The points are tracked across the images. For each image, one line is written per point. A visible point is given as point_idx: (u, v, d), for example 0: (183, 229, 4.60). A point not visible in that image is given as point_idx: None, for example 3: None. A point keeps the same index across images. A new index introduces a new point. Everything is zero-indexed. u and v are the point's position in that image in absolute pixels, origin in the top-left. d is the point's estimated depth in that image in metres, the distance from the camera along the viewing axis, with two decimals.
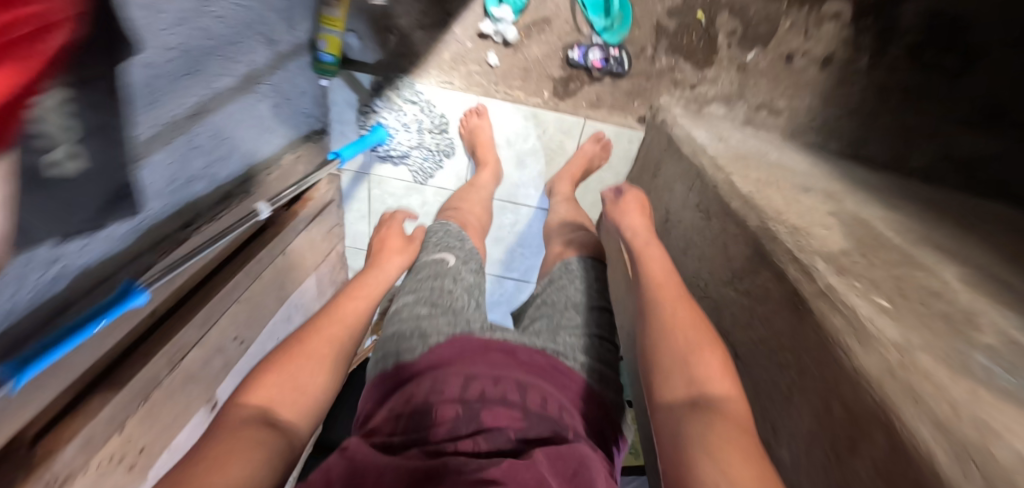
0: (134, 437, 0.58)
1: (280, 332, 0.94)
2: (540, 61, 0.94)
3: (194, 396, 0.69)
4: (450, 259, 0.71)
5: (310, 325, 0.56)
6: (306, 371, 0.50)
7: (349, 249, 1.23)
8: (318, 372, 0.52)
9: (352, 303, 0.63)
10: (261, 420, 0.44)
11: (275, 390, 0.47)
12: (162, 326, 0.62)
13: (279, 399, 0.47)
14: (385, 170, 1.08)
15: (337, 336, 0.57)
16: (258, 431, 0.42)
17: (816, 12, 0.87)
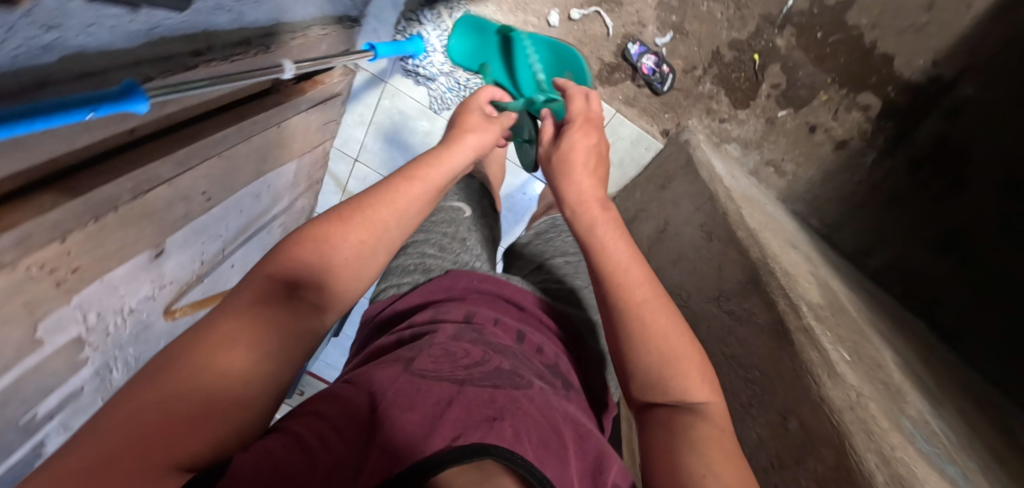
0: (70, 253, 0.52)
1: (248, 209, 0.89)
2: (597, 40, 0.94)
3: (143, 235, 0.63)
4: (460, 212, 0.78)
5: (376, 197, 0.49)
6: (271, 313, 0.39)
7: (335, 150, 1.17)
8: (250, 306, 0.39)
9: (413, 185, 0.53)
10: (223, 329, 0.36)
11: (249, 323, 0.38)
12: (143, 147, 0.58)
13: (203, 346, 0.35)
14: (404, 84, 1.06)
15: (294, 259, 0.43)
16: (227, 328, 0.36)
17: (849, 99, 0.93)
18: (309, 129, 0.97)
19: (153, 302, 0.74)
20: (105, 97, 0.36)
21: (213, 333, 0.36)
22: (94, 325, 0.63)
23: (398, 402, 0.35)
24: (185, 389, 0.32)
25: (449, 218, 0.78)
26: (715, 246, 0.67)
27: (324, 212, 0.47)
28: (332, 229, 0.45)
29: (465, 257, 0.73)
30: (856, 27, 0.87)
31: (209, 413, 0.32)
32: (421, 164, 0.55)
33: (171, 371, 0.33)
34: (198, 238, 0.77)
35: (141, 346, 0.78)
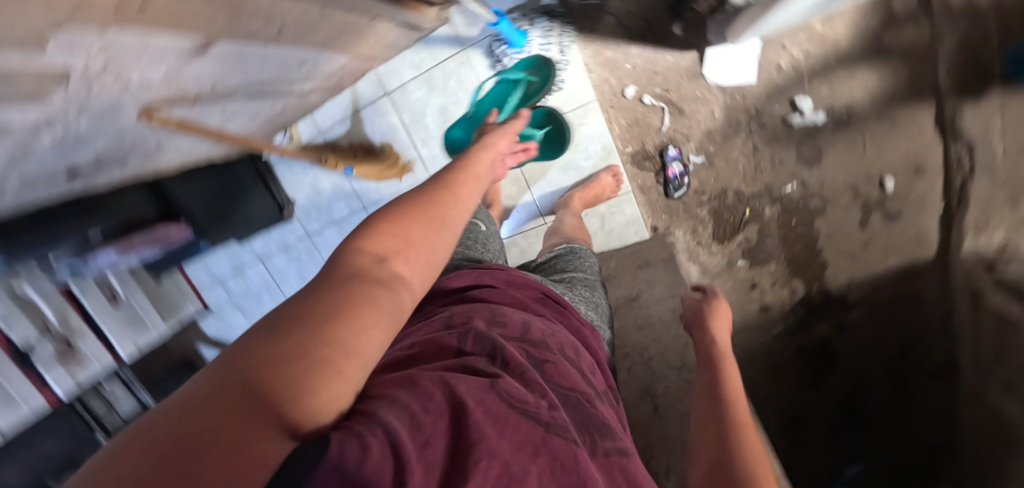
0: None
1: (283, 70, 0.82)
2: (649, 128, 1.08)
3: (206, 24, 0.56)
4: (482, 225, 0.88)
5: (438, 190, 0.51)
6: (332, 292, 0.35)
7: (374, 73, 1.16)
8: (340, 279, 0.36)
9: (469, 186, 0.56)
10: (319, 302, 0.33)
11: (311, 304, 0.33)
12: None
13: (259, 333, 0.31)
14: (479, 61, 1.07)
15: (373, 235, 0.41)
16: (321, 299, 0.34)
17: (787, 279, 1.14)
18: (377, 41, 0.94)
19: (145, 92, 0.64)
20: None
21: (304, 315, 0.32)
22: (93, 74, 0.53)
23: (486, 418, 0.33)
24: (244, 372, 0.27)
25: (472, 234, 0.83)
26: None
27: (370, 215, 0.45)
28: (406, 211, 0.45)
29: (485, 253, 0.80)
30: (817, 231, 1.09)
31: (274, 396, 0.27)
32: (458, 174, 0.58)
33: (262, 348, 0.29)
34: (235, 63, 0.70)
35: (94, 124, 0.65)
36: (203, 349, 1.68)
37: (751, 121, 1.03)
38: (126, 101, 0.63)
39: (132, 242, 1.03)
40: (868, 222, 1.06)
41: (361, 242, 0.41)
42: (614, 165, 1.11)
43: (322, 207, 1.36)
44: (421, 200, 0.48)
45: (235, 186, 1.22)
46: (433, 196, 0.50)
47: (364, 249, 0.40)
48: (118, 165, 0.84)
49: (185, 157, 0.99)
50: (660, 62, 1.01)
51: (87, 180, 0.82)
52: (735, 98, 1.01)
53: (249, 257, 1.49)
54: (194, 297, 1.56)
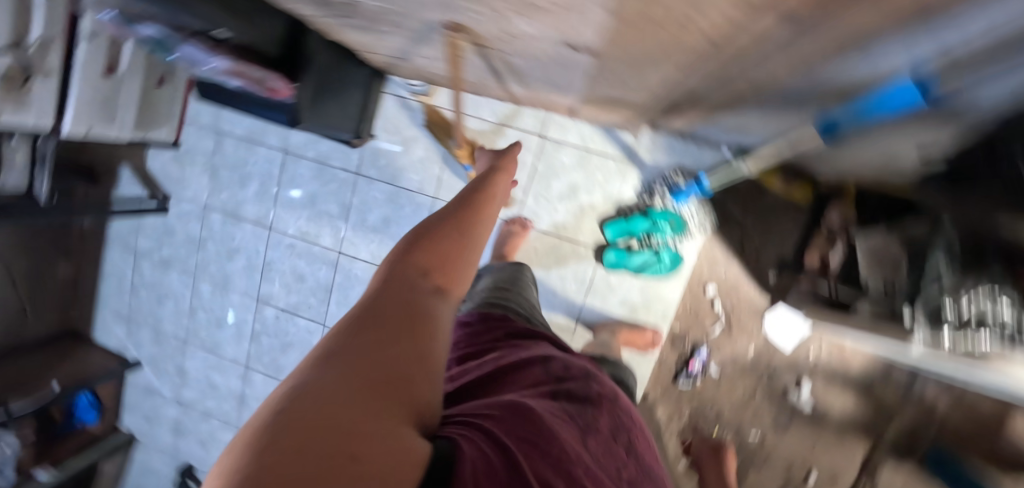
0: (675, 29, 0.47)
1: (544, 80, 0.82)
2: (701, 324, 1.23)
3: (617, 48, 0.57)
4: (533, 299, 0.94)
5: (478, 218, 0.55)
6: (396, 307, 0.36)
7: (545, 114, 1.17)
8: (396, 286, 0.39)
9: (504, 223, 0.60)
10: (389, 306, 0.36)
11: (386, 316, 0.35)
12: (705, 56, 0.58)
13: (336, 345, 0.31)
14: (633, 180, 1.16)
15: (425, 252, 0.44)
16: (393, 304, 0.37)
17: None
18: (597, 112, 0.99)
19: (489, 25, 0.60)
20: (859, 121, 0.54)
21: (384, 318, 0.35)
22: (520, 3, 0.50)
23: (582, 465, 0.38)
24: (337, 375, 0.28)
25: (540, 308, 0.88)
26: None
27: (409, 236, 0.46)
28: (449, 234, 0.48)
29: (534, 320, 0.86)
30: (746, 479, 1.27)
31: (390, 395, 0.29)
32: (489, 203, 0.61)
33: (350, 344, 0.32)
34: (549, 62, 0.70)
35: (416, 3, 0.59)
36: (123, 175, 1.33)
37: (764, 371, 1.23)
38: (468, 20, 0.59)
39: (243, 67, 0.84)
40: None
41: (413, 255, 0.43)
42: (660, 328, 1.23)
43: (395, 165, 1.25)
44: (465, 226, 0.51)
45: (348, 86, 1.09)
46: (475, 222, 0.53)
47: (416, 261, 0.43)
48: (342, 17, 0.73)
49: (372, 47, 0.89)
50: (742, 287, 1.20)
51: (302, 1, 0.70)
52: (767, 349, 1.22)
53: (273, 141, 1.28)
54: (173, 127, 1.27)
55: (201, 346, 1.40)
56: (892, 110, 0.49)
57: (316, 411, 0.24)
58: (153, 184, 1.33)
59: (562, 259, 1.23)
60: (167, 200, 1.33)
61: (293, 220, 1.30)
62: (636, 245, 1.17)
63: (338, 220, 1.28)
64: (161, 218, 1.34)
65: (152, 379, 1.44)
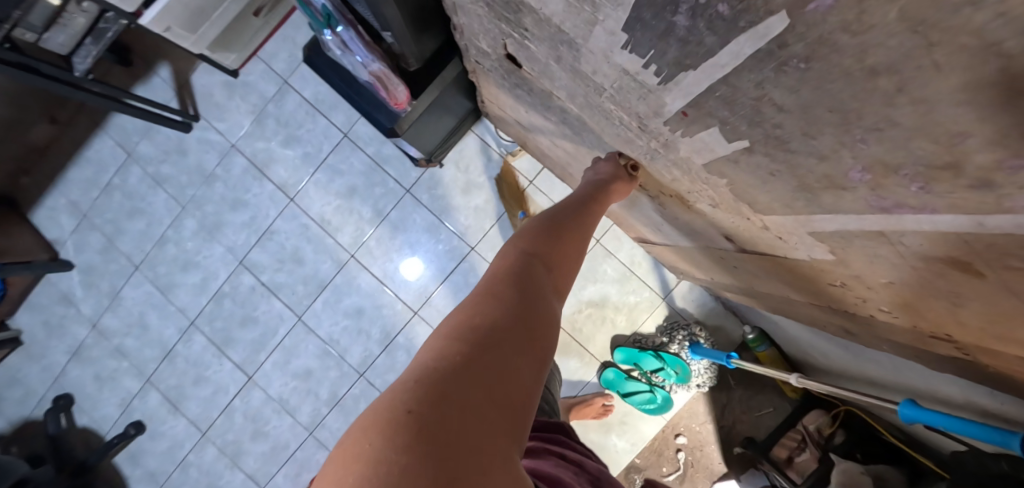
0: (858, 299, 0.50)
1: (654, 220, 0.84)
2: (659, 467, 1.26)
3: (773, 265, 0.60)
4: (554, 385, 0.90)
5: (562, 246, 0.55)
6: (496, 346, 0.37)
7: (609, 224, 1.20)
8: (493, 312, 0.40)
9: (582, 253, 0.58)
10: (485, 336, 0.37)
11: (486, 327, 0.38)
12: None
13: (440, 347, 0.36)
14: (659, 316, 1.21)
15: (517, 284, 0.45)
16: (490, 338, 0.38)
17: None
18: (666, 253, 1.03)
19: (668, 184, 0.61)
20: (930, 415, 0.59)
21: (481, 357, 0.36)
22: (731, 204, 0.52)
23: None
24: (445, 384, 0.32)
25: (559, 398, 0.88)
26: None
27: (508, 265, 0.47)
28: (539, 268, 0.49)
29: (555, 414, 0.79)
30: None
31: (489, 412, 0.33)
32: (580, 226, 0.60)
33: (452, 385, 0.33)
34: (682, 222, 0.72)
35: (617, 136, 0.59)
36: (160, 73, 1.20)
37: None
38: (651, 170, 0.60)
39: (383, 74, 0.79)
40: None
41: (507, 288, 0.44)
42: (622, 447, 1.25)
43: (449, 201, 1.20)
44: (551, 257, 0.52)
45: (450, 115, 1.04)
46: (559, 250, 0.53)
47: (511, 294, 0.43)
48: (515, 87, 0.71)
49: (508, 108, 0.87)
50: (708, 449, 1.26)
51: (491, 57, 0.68)
52: None
53: (338, 119, 1.20)
54: (242, 56, 1.16)
55: (151, 279, 1.23)
56: (965, 432, 0.55)
57: (426, 410, 0.31)
58: (188, 97, 1.20)
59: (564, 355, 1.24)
60: (195, 120, 1.21)
61: (320, 202, 1.21)
62: (637, 375, 1.21)
63: (366, 223, 1.21)
64: (178, 134, 1.21)
65: (76, 290, 1.25)
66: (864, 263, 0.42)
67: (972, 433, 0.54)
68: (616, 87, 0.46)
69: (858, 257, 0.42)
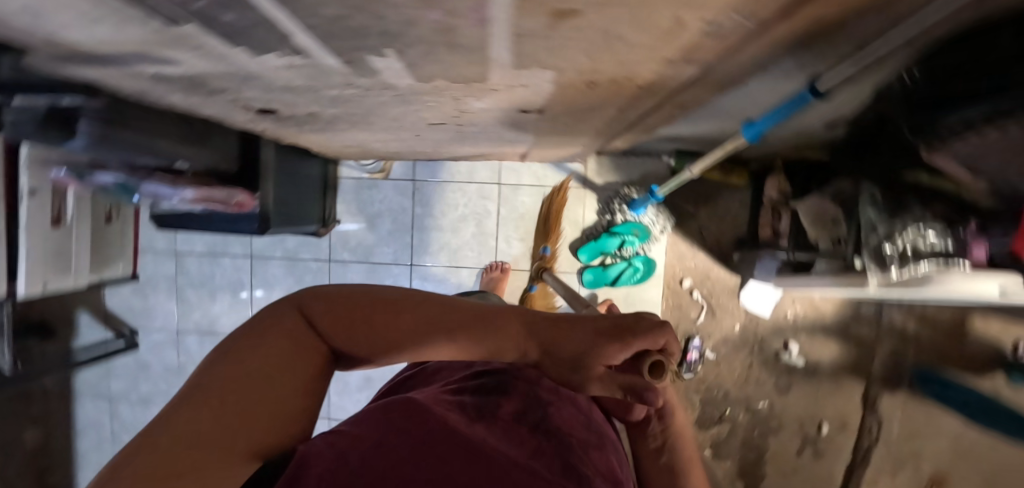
0: (618, 85, 0.55)
1: (497, 138, 0.89)
2: (686, 316, 1.31)
3: (567, 107, 0.65)
4: None
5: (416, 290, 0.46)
6: (259, 381, 0.36)
7: (498, 163, 1.26)
8: (274, 352, 0.38)
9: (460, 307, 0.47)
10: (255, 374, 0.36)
11: (257, 357, 0.37)
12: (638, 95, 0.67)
13: (213, 371, 0.36)
14: (592, 202, 1.25)
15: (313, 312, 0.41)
16: (257, 364, 0.37)
17: (733, 478, 1.35)
18: (547, 153, 1.07)
19: (448, 108, 0.67)
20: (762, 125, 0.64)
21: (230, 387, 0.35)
22: (477, 89, 0.57)
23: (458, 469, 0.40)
24: (199, 413, 0.33)
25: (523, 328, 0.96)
26: None
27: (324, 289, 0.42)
28: (355, 301, 0.42)
29: None
30: (767, 446, 1.35)
31: (247, 431, 0.34)
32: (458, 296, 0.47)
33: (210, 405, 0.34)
34: (500, 126, 0.77)
35: (376, 104, 0.64)
36: (83, 321, 1.28)
37: (755, 344, 1.32)
38: (420, 106, 0.65)
39: (209, 194, 0.86)
40: (802, 454, 1.34)
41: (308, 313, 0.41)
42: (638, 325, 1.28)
43: (367, 243, 1.27)
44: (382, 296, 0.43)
45: (304, 178, 1.11)
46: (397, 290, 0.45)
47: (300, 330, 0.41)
48: (302, 124, 0.78)
49: (329, 141, 0.93)
50: (714, 273, 1.31)
51: (260, 119, 0.74)
52: (751, 322, 1.32)
53: (237, 249, 1.27)
54: (129, 259, 1.23)
55: None
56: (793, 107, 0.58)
57: (181, 435, 0.32)
58: (118, 321, 1.29)
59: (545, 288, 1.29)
60: (136, 335, 1.29)
61: None
62: (610, 260, 1.25)
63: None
64: (133, 353, 1.29)
65: None
66: (570, 64, 0.46)
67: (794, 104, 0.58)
68: (304, 75, 0.51)
69: (563, 63, 0.46)
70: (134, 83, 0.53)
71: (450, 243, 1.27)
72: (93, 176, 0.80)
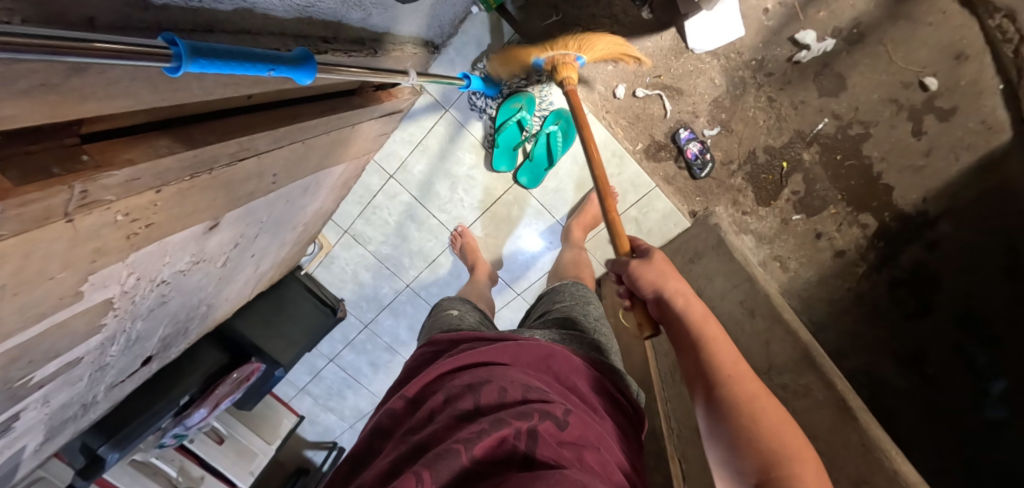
0: (154, 206, 0.48)
1: (295, 198, 0.85)
2: (655, 119, 1.09)
3: (213, 205, 0.59)
4: (456, 310, 0.88)
5: None
6: None
7: (374, 162, 1.16)
8: None
9: None
10: None
11: None
12: (243, 117, 0.55)
13: None
14: (464, 116, 1.08)
15: None
16: None
17: (852, 216, 1.05)
18: (367, 137, 0.96)
19: (181, 276, 0.68)
20: (284, 60, 0.42)
21: None
22: (128, 290, 0.57)
23: None
24: None
25: (475, 320, 0.86)
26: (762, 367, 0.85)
27: None
28: None
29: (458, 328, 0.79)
30: (868, 157, 1.01)
31: None
32: None
33: None
34: (249, 219, 0.74)
35: (147, 325, 0.71)
36: (310, 454, 1.80)
37: (754, 75, 1.05)
38: (169, 292, 0.69)
39: (216, 394, 1.06)
40: (922, 130, 0.96)
41: None
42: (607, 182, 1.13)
43: (372, 298, 1.38)
44: None
45: (283, 306, 1.25)
46: None
47: None
48: (184, 336, 0.91)
49: (236, 301, 1.05)
50: (641, 51, 1.03)
51: (162, 355, 0.88)
52: (729, 57, 1.04)
53: (321, 361, 1.54)
54: (288, 410, 1.64)
55: None
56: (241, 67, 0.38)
57: None
58: (325, 440, 1.76)
59: (509, 216, 1.19)
60: (338, 442, 1.76)
61: (383, 382, 1.55)
62: (529, 145, 1.07)
63: (397, 357, 1.48)
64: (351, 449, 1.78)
65: None
66: (62, 269, 0.42)
67: (243, 71, 0.38)
68: (62, 390, 0.62)
69: (58, 275, 0.42)
70: (37, 455, 0.72)
71: (411, 248, 1.28)
72: (165, 439, 1.09)
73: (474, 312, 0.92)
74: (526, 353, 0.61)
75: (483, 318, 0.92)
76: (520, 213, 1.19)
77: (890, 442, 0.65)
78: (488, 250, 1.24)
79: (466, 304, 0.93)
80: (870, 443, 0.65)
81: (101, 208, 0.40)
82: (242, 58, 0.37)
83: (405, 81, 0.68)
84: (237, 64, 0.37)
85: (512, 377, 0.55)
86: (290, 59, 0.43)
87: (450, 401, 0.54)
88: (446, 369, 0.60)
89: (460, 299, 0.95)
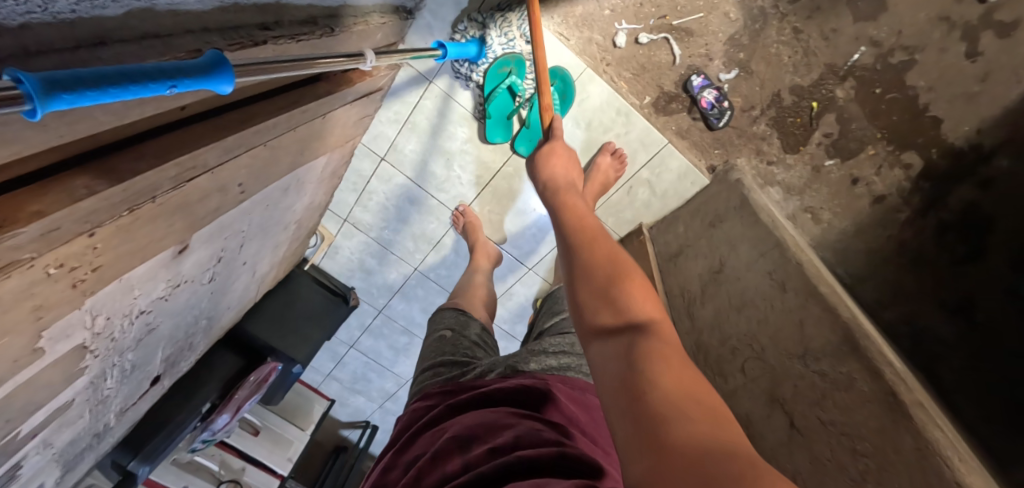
0: (94, 250, 0.43)
1: (275, 200, 0.79)
2: (663, 67, 0.97)
3: (172, 231, 0.54)
4: (448, 333, 0.83)
5: None
6: None
7: (362, 146, 1.08)
8: None
9: None
10: None
11: None
12: (182, 131, 0.48)
13: None
14: (451, 86, 0.98)
15: None
16: None
17: (893, 156, 0.92)
18: (347, 123, 0.88)
19: (163, 302, 0.65)
20: (188, 71, 0.34)
21: None
22: (101, 331, 0.54)
23: None
24: None
25: (471, 342, 0.82)
26: (799, 345, 0.78)
27: None
28: None
29: (457, 361, 0.74)
30: (913, 87, 0.87)
31: None
32: None
33: None
34: (227, 232, 0.69)
35: (140, 353, 0.69)
36: (347, 433, 1.87)
37: (778, 3, 0.91)
38: (156, 319, 0.66)
39: (236, 398, 1.07)
40: (977, 51, 0.80)
41: None
42: (610, 144, 1.06)
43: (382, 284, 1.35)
44: None
45: (294, 302, 1.23)
46: None
47: None
48: (190, 351, 0.90)
49: (240, 308, 1.03)
50: None
51: (168, 374, 0.87)
52: None
53: (342, 349, 1.54)
54: (318, 396, 1.69)
55: None
56: (134, 91, 0.30)
57: None
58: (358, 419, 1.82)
59: (513, 189, 1.12)
60: (370, 421, 1.81)
61: (405, 364, 1.56)
62: (524, 111, 0.98)
63: (415, 340, 1.47)
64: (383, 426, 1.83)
65: None
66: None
67: (134, 94, 0.30)
68: (64, 430, 0.61)
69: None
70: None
71: (413, 232, 1.23)
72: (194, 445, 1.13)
73: (469, 322, 0.87)
74: (519, 405, 0.56)
75: (484, 331, 0.88)
76: (522, 185, 1.11)
77: (950, 443, 0.58)
78: (490, 227, 1.18)
79: (458, 315, 0.88)
80: (926, 448, 0.58)
81: (20, 271, 0.35)
82: (126, 80, 0.29)
83: (362, 66, 0.61)
84: (127, 88, 0.29)
85: (509, 417, 0.51)
86: (199, 68, 0.35)
87: (443, 459, 0.48)
88: (444, 425, 0.55)
89: (455, 309, 0.90)
